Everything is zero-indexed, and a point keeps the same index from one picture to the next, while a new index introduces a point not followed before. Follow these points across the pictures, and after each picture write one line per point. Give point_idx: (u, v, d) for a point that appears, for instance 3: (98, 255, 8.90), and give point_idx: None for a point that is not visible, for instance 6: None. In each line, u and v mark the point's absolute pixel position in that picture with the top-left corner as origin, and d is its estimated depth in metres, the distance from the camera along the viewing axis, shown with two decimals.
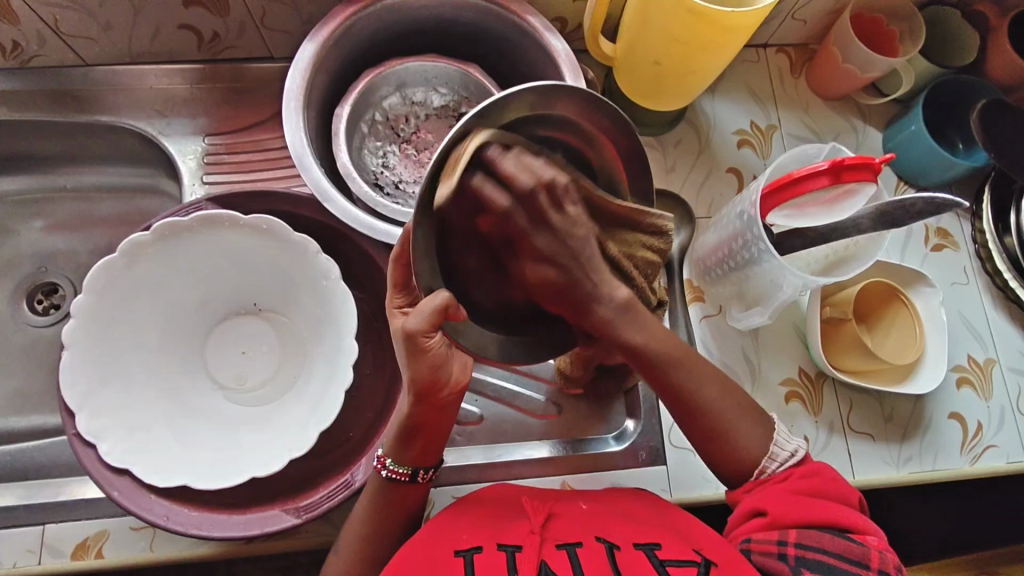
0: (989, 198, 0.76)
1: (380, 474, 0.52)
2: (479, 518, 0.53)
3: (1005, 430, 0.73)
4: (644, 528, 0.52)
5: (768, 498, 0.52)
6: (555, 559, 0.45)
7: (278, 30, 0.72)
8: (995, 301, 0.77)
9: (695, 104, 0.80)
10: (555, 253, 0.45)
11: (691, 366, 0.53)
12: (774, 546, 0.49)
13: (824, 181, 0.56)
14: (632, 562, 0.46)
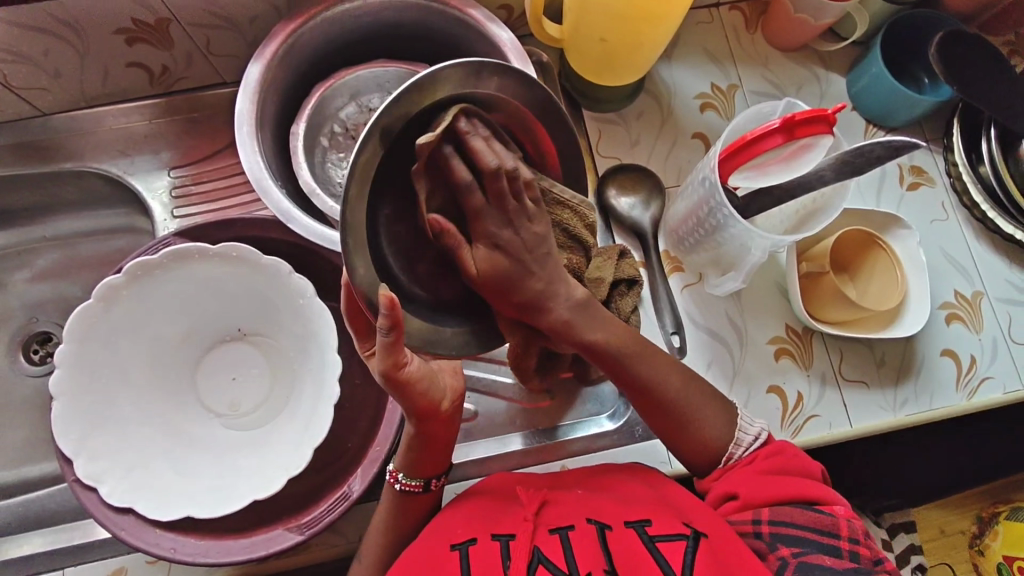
0: (958, 130, 0.75)
1: (395, 488, 0.54)
2: (476, 503, 0.55)
3: (1000, 360, 0.73)
4: (633, 502, 0.53)
5: (735, 478, 0.53)
6: (548, 546, 0.47)
7: (226, 56, 0.72)
8: (978, 233, 0.77)
9: (653, 74, 0.80)
10: (521, 251, 0.44)
11: (655, 364, 0.54)
12: (749, 525, 0.50)
13: (778, 139, 0.55)
14: (625, 551, 0.48)
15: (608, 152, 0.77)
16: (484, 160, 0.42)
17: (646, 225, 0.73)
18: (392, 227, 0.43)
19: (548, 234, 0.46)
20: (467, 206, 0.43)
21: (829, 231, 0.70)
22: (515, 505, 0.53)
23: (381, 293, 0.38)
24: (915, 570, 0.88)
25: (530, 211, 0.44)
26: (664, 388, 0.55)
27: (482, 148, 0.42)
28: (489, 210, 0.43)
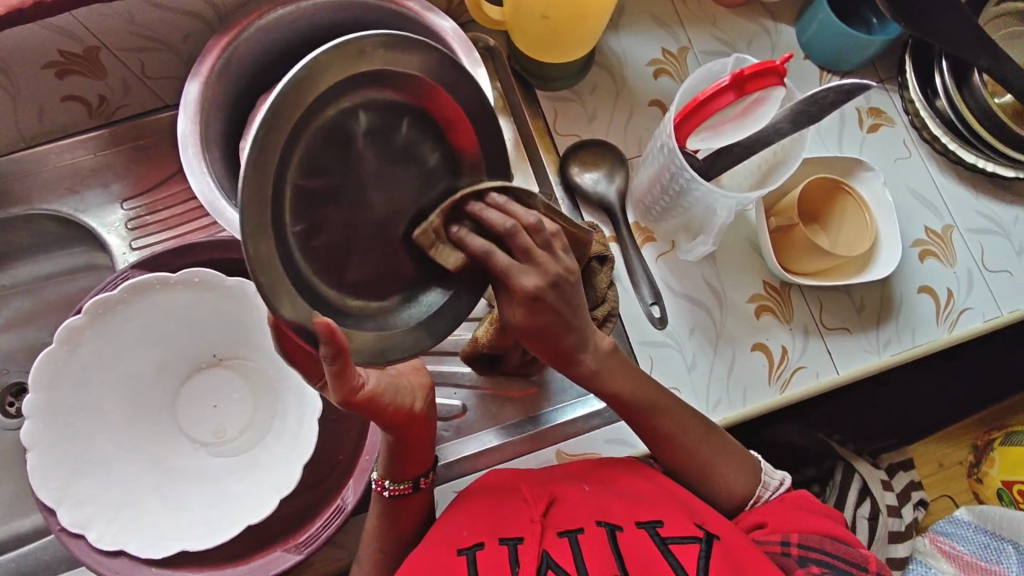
0: (911, 68, 0.75)
1: (383, 495, 0.53)
2: (477, 503, 0.55)
3: (976, 290, 0.74)
4: (642, 499, 0.55)
5: (768, 509, 0.58)
6: (557, 550, 0.48)
7: (164, 78, 0.70)
8: (942, 167, 0.77)
9: (602, 46, 0.79)
10: (555, 300, 0.47)
11: (674, 415, 0.58)
12: (778, 546, 0.53)
13: (729, 97, 0.55)
14: (633, 550, 0.49)
15: (566, 130, 0.76)
16: (498, 227, 0.42)
17: (613, 199, 0.73)
18: (307, 243, 0.39)
19: (581, 284, 0.49)
20: (495, 267, 0.44)
21: (795, 181, 0.70)
22: (518, 503, 0.54)
23: (318, 321, 0.37)
24: (916, 505, 0.89)
25: (554, 268, 0.46)
26: (684, 438, 0.58)
27: (494, 216, 0.42)
28: (519, 270, 0.44)
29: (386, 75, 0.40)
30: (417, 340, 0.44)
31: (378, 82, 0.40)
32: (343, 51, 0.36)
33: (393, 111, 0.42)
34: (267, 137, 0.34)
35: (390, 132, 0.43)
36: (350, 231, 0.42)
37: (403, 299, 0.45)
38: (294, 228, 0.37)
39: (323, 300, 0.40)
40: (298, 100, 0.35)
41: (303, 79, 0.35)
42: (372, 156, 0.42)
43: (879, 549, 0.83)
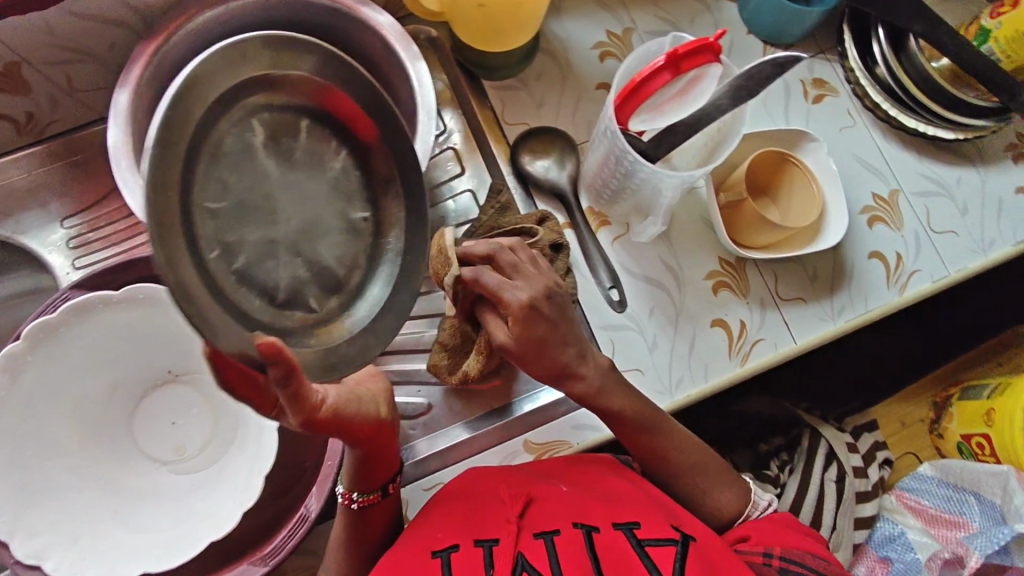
0: (850, 36, 0.76)
1: (352, 507, 0.53)
2: (454, 507, 0.56)
3: (924, 252, 0.75)
4: (620, 502, 0.56)
5: (754, 525, 0.59)
6: (533, 552, 0.48)
7: (95, 90, 0.68)
8: (886, 134, 0.78)
9: (546, 32, 0.78)
10: (551, 312, 0.52)
11: (672, 432, 0.61)
12: (760, 556, 0.55)
13: (665, 77, 0.56)
14: (610, 550, 0.50)
15: (515, 119, 0.76)
16: (479, 253, 0.53)
17: (565, 185, 0.73)
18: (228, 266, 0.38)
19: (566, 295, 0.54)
20: (485, 289, 0.50)
21: (742, 156, 0.71)
22: (493, 504, 0.54)
23: (262, 340, 0.36)
24: (882, 465, 0.91)
25: (538, 281, 0.52)
26: (680, 453, 0.61)
27: (474, 247, 0.54)
28: (508, 285, 0.50)
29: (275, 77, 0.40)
30: (363, 348, 0.45)
31: (269, 87, 0.41)
32: (226, 53, 0.37)
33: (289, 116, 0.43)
34: (168, 149, 0.33)
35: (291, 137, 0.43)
36: (276, 239, 0.42)
37: (341, 306, 0.46)
38: (212, 251, 0.37)
39: (253, 320, 0.39)
40: (186, 112, 0.34)
41: (192, 86, 0.35)
42: (282, 163, 0.42)
43: (847, 510, 0.85)
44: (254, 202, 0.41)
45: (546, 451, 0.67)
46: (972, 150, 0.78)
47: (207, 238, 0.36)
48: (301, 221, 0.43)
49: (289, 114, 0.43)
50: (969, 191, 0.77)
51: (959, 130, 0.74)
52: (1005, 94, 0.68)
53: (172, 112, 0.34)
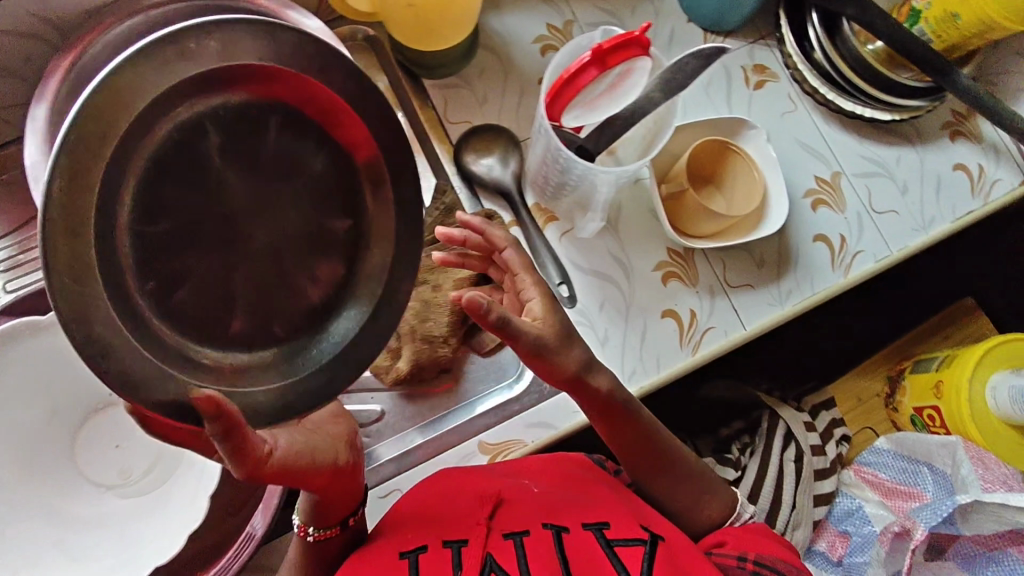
0: (786, 22, 0.76)
1: (307, 539, 0.52)
2: (425, 507, 0.57)
3: (867, 233, 0.76)
4: (590, 503, 0.58)
5: (733, 531, 0.63)
6: (502, 553, 0.50)
7: (14, 106, 0.66)
8: (826, 117, 0.78)
9: (485, 27, 0.77)
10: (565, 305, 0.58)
11: (674, 439, 0.64)
12: (734, 559, 0.59)
13: (590, 75, 0.55)
14: (578, 549, 0.53)
15: (458, 118, 0.75)
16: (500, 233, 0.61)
17: (509, 182, 0.73)
18: (162, 302, 0.38)
19: None
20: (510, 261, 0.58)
21: (682, 147, 0.71)
22: (464, 507, 0.55)
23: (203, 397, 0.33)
24: (840, 442, 0.93)
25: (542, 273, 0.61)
26: (681, 460, 0.63)
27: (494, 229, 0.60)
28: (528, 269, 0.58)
29: (227, 79, 0.37)
30: (329, 378, 0.42)
31: (222, 89, 0.38)
32: (151, 52, 0.33)
33: (250, 117, 0.40)
34: (77, 181, 0.32)
35: (252, 140, 0.41)
36: (227, 264, 0.41)
37: (306, 332, 0.44)
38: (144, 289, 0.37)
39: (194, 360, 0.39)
40: (107, 123, 0.33)
41: (110, 99, 0.32)
42: (225, 170, 0.40)
43: (806, 488, 0.87)
44: (191, 217, 0.40)
45: (500, 452, 0.68)
46: (909, 130, 0.79)
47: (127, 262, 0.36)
48: (261, 240, 0.42)
49: (242, 117, 0.40)
50: (908, 169, 0.78)
51: (894, 111, 0.75)
52: (937, 74, 0.69)
53: (87, 137, 0.32)
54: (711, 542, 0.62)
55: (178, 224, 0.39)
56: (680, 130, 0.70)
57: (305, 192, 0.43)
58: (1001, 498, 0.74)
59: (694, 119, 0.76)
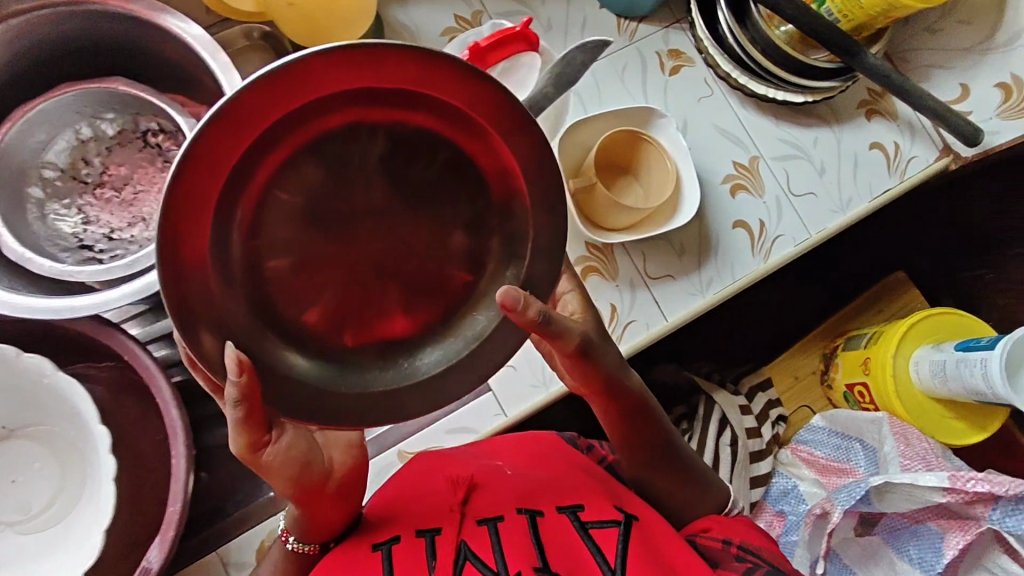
0: (695, 6, 0.74)
1: (286, 548, 0.54)
2: (398, 497, 0.58)
3: (785, 217, 0.76)
4: (564, 485, 0.59)
5: (727, 522, 0.62)
6: (475, 539, 0.51)
7: None
8: (744, 101, 0.77)
9: (389, 23, 0.75)
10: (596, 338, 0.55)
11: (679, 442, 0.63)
12: (720, 543, 0.60)
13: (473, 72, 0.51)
14: (554, 532, 0.54)
15: None
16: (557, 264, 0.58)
17: None
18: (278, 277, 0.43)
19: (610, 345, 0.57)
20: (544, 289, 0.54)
21: (594, 137, 0.71)
22: (433, 494, 0.57)
23: (231, 358, 0.38)
24: (776, 422, 0.94)
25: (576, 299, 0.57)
26: (683, 460, 0.63)
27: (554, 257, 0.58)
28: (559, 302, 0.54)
29: (419, 96, 0.42)
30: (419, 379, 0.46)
31: (399, 104, 0.42)
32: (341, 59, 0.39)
33: (424, 142, 0.45)
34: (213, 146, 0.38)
35: (415, 166, 0.45)
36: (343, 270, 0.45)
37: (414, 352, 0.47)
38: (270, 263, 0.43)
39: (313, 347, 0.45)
40: (255, 108, 0.38)
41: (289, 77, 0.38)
42: (339, 182, 0.44)
43: (742, 471, 0.88)
44: (304, 232, 0.44)
45: None
46: (827, 111, 0.78)
47: (232, 239, 0.41)
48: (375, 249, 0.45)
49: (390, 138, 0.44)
50: (826, 151, 0.77)
51: (809, 92, 0.73)
52: (844, 54, 0.68)
53: (222, 122, 0.38)
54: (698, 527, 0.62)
55: (289, 234, 0.43)
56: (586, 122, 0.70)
57: (453, 224, 0.46)
58: (910, 478, 0.72)
59: (607, 108, 0.75)
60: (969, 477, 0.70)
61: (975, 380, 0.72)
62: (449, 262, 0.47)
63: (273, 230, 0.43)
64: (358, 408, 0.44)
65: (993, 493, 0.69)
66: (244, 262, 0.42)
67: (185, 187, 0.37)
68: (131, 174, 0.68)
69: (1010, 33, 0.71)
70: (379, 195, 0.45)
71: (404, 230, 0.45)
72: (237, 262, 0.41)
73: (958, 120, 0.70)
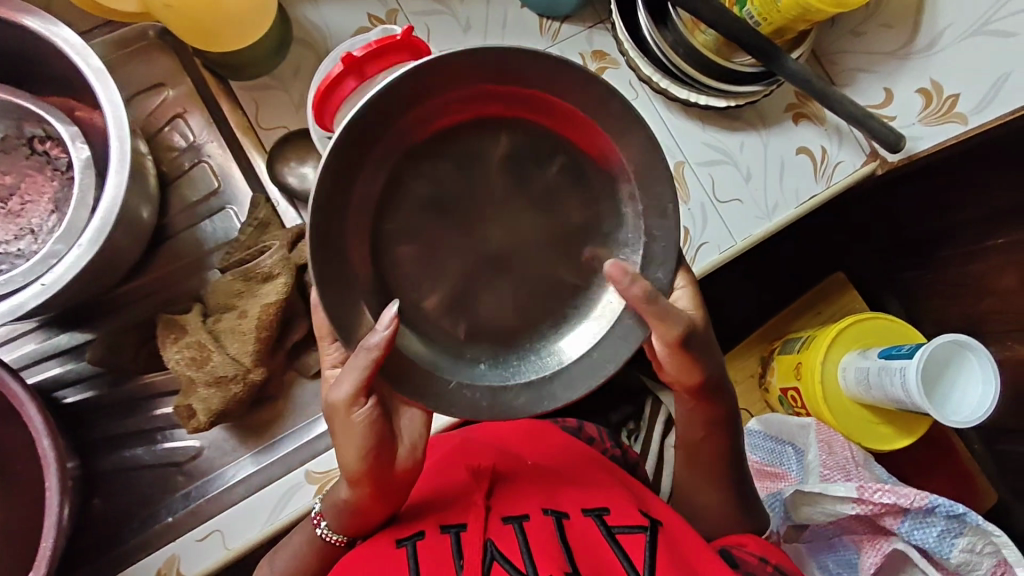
0: (616, 8, 0.71)
1: (317, 529, 0.59)
2: (432, 494, 0.58)
3: (711, 224, 0.75)
4: (592, 491, 0.58)
5: (765, 545, 0.59)
6: (502, 537, 0.49)
7: None
8: (669, 104, 0.75)
9: (298, 21, 0.71)
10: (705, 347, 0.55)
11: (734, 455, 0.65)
12: (758, 560, 0.57)
13: (351, 84, 0.50)
14: (581, 534, 0.52)
15: (272, 123, 0.69)
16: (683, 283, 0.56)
17: None
18: (411, 259, 0.49)
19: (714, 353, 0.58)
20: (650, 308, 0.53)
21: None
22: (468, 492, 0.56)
23: (389, 314, 0.45)
24: None
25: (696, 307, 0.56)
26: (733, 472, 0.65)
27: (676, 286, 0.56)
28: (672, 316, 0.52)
29: (548, 102, 0.47)
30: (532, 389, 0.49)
31: (534, 111, 0.48)
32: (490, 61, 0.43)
33: (545, 146, 0.50)
34: (358, 135, 0.43)
35: (535, 170, 0.50)
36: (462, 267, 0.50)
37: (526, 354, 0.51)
38: (401, 247, 0.49)
39: (433, 340, 0.50)
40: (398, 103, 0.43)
41: (448, 74, 0.43)
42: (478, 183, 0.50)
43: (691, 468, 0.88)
44: (440, 219, 0.49)
45: (328, 481, 0.64)
46: (752, 114, 0.76)
47: (366, 217, 0.46)
48: (496, 241, 0.50)
49: (534, 142, 0.50)
50: (751, 156, 0.76)
51: (731, 97, 0.72)
52: (764, 58, 0.66)
53: (380, 106, 0.43)
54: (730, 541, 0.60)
55: (421, 218, 0.49)
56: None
57: (561, 227, 0.51)
58: (820, 489, 0.73)
59: None
60: (876, 488, 0.70)
61: (895, 388, 0.71)
62: (556, 259, 0.51)
63: (402, 216, 0.48)
64: (459, 400, 0.47)
65: (898, 506, 0.69)
66: (375, 239, 0.47)
67: (348, 150, 0.43)
68: (16, 183, 0.65)
69: (930, 36, 0.70)
70: (501, 187, 0.50)
71: (514, 221, 0.50)
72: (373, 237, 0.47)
73: (876, 125, 0.68)
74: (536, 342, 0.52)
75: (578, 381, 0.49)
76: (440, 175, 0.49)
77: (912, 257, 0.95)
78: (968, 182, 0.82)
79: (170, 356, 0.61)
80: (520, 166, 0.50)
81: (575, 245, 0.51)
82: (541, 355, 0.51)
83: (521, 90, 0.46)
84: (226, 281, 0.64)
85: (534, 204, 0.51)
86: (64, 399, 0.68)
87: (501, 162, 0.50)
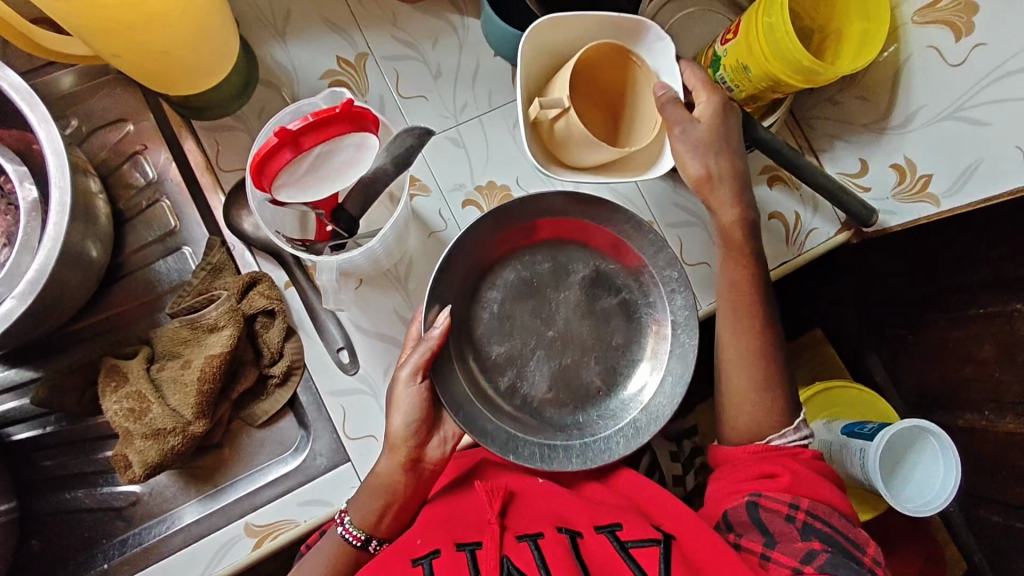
0: None
1: (337, 529, 0.57)
2: (443, 515, 0.55)
3: None
4: (606, 508, 0.55)
5: (802, 476, 0.56)
6: (518, 554, 0.48)
7: None
8: None
9: (263, 61, 0.70)
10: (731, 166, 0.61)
11: None
12: (786, 507, 0.54)
13: (286, 156, 0.49)
14: (596, 556, 0.49)
15: (231, 165, 0.68)
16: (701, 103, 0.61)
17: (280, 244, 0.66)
18: (491, 324, 0.60)
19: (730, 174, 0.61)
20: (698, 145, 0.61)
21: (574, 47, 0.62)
22: (481, 512, 0.54)
23: (445, 318, 0.55)
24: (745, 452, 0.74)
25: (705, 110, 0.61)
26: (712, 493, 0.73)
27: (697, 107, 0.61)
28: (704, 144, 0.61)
29: (624, 248, 0.60)
30: (544, 452, 0.56)
31: (614, 247, 0.60)
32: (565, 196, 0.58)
33: (613, 280, 0.61)
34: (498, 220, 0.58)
35: (603, 296, 0.60)
36: (524, 347, 0.59)
37: (557, 433, 0.58)
38: (490, 309, 0.60)
39: (489, 386, 0.59)
40: (525, 211, 0.59)
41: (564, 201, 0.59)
42: (553, 292, 0.60)
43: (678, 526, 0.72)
44: (516, 296, 0.60)
45: (269, 535, 0.62)
46: None
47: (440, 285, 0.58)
48: (557, 330, 0.60)
49: (609, 280, 0.61)
50: None
51: None
52: None
53: (509, 215, 0.58)
54: (759, 471, 0.58)
55: (510, 289, 0.60)
56: (564, 18, 0.60)
57: (610, 331, 0.60)
58: None
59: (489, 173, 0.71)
60: None
61: (853, 467, 0.70)
62: (594, 358, 0.60)
63: (469, 294, 0.60)
64: (486, 429, 0.56)
65: None
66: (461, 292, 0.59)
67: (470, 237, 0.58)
68: None
69: (904, 113, 0.68)
70: (574, 297, 0.60)
71: (570, 321, 0.60)
72: (471, 287, 0.60)
73: (849, 200, 0.67)
74: (573, 415, 0.59)
75: (586, 449, 0.57)
76: (537, 271, 0.61)
77: (890, 319, 0.93)
78: (951, 248, 0.78)
79: (110, 406, 0.62)
80: (593, 289, 0.61)
81: (614, 358, 0.60)
82: (569, 432, 0.58)
83: (601, 237, 0.60)
84: (172, 329, 0.64)
85: (594, 315, 0.61)
86: (13, 436, 0.68)
87: (581, 281, 0.61)
